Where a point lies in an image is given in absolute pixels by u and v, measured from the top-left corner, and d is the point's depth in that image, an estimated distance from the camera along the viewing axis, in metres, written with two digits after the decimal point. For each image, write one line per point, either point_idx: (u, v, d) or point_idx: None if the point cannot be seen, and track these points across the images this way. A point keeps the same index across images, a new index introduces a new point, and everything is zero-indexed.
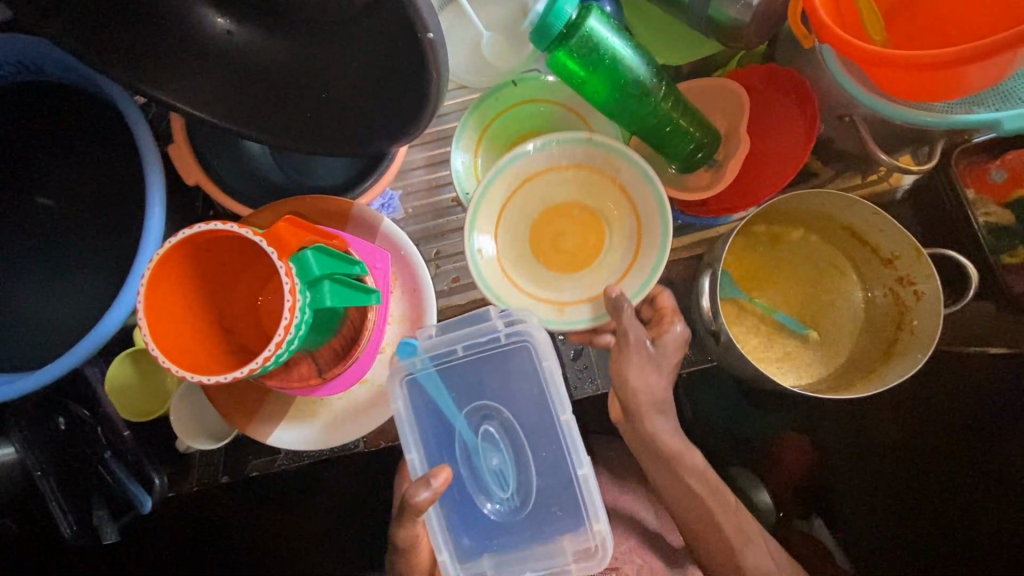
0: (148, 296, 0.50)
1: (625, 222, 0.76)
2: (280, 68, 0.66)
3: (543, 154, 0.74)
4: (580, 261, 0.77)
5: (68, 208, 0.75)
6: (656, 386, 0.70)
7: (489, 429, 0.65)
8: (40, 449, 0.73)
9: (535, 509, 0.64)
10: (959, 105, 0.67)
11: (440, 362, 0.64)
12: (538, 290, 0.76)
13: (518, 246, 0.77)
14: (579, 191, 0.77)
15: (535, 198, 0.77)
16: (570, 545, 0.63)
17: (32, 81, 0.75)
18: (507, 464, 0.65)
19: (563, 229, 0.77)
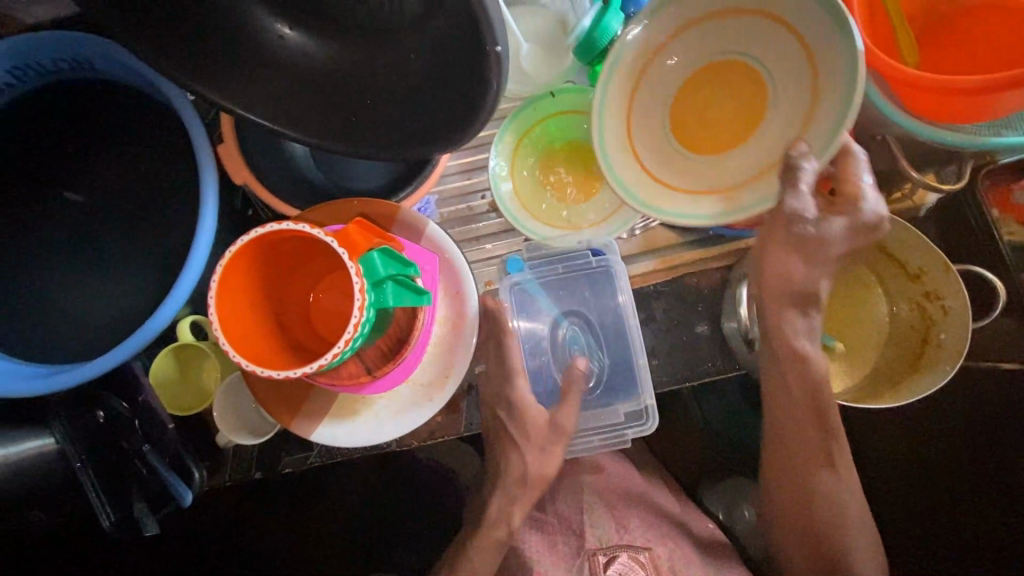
0: (219, 291, 0.52)
1: (790, 72, 0.69)
2: (333, 74, 0.67)
3: (663, 21, 0.71)
4: (744, 131, 0.72)
5: (117, 204, 0.76)
6: (808, 277, 0.72)
7: (575, 327, 0.85)
8: (80, 441, 0.74)
9: (603, 390, 0.82)
10: (988, 127, 0.69)
11: (540, 274, 0.84)
12: (711, 183, 0.73)
13: (664, 138, 0.75)
14: (719, 48, 0.72)
15: (670, 76, 0.74)
16: (624, 410, 0.80)
17: (84, 78, 0.76)
18: (585, 354, 0.84)
19: (712, 101, 0.74)
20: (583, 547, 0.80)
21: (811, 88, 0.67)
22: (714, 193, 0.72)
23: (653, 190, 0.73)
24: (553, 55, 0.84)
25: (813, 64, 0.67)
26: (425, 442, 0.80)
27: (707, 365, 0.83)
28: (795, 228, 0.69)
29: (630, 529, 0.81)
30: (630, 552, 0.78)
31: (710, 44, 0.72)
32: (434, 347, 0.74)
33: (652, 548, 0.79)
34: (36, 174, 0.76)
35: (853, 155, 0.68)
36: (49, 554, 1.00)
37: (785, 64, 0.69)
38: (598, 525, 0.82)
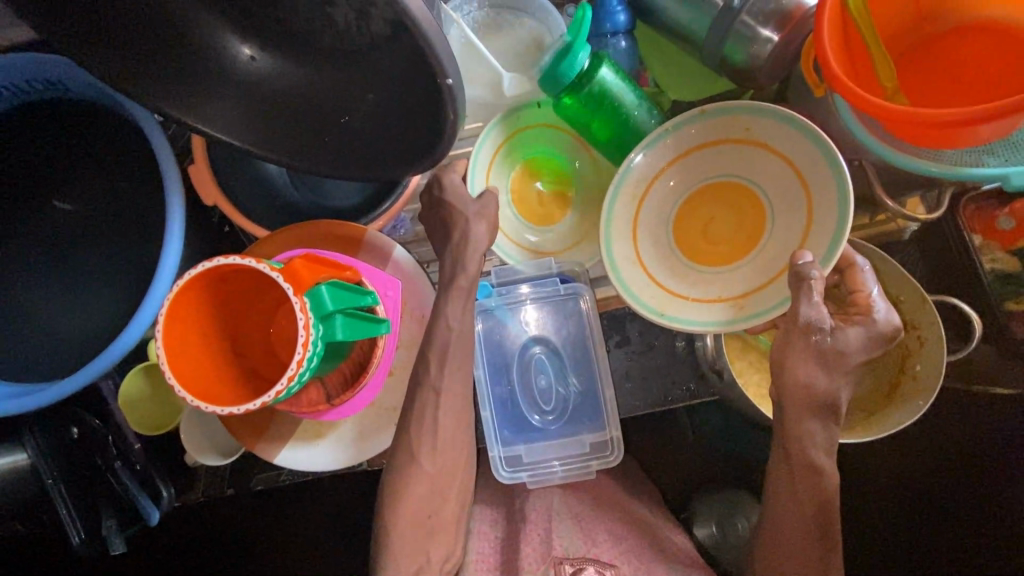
0: (167, 324, 0.52)
1: (783, 191, 0.72)
2: (297, 98, 0.66)
3: (662, 148, 0.74)
4: (744, 246, 0.74)
5: (90, 223, 0.77)
6: (832, 388, 0.63)
7: (540, 357, 0.84)
8: (54, 457, 0.75)
9: (568, 420, 0.82)
10: (969, 154, 0.67)
11: (508, 301, 0.84)
12: (718, 293, 0.74)
13: (670, 252, 0.76)
14: (715, 170, 0.75)
15: (670, 197, 0.77)
16: (590, 440, 0.80)
17: (59, 97, 0.77)
18: (552, 383, 0.83)
19: (713, 217, 0.76)
20: (549, 553, 0.72)
21: (806, 203, 0.69)
22: (723, 301, 0.73)
23: (664, 300, 0.74)
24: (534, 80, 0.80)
25: (804, 182, 0.70)
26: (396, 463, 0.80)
27: (683, 389, 0.82)
28: (813, 337, 0.62)
29: (598, 543, 0.75)
30: (596, 567, 0.69)
31: (705, 168, 0.75)
32: (401, 370, 0.74)
33: (618, 565, 0.72)
34: (13, 191, 0.77)
35: (857, 267, 0.68)
36: (34, 560, 1.02)
37: (778, 184, 0.72)
38: (565, 538, 0.74)
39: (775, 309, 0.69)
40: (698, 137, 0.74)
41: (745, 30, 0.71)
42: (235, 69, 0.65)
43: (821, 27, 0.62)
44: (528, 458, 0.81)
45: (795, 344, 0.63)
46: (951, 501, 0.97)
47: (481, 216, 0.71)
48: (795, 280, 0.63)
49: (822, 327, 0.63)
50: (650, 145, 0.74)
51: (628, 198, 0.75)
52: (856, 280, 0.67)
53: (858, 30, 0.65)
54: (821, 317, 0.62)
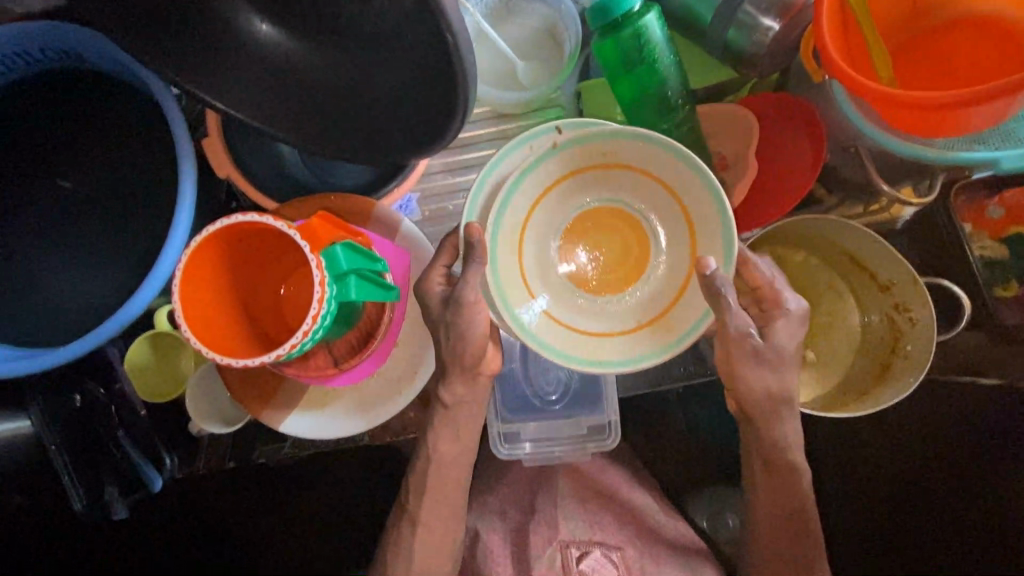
0: (183, 279, 0.53)
1: (657, 206, 0.68)
2: (311, 73, 0.67)
3: (526, 182, 0.67)
4: (637, 273, 0.70)
5: (102, 193, 0.78)
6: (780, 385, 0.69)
7: None
8: (58, 424, 0.75)
9: (568, 402, 0.82)
10: (960, 142, 0.70)
11: None
12: (635, 320, 0.68)
13: (563, 289, 0.70)
14: (585, 199, 0.69)
15: (545, 233, 0.70)
16: (588, 423, 0.81)
17: (76, 68, 0.78)
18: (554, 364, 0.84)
19: (597, 246, 0.70)
20: (556, 536, 0.80)
21: (685, 216, 0.67)
22: (645, 330, 0.68)
23: (590, 349, 0.67)
24: (548, 71, 0.85)
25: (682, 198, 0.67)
26: (398, 436, 0.81)
27: (680, 369, 0.84)
28: (752, 346, 0.66)
29: (602, 527, 0.82)
30: (601, 549, 0.80)
31: (574, 199, 0.69)
32: (407, 341, 0.75)
33: (624, 547, 0.81)
34: (26, 160, 0.77)
35: (752, 264, 0.68)
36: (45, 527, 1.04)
37: (657, 203, 0.68)
38: (572, 519, 0.82)
39: (701, 322, 0.66)
40: (557, 168, 0.68)
41: (748, 18, 0.74)
42: (253, 44, 0.66)
43: (819, 16, 0.65)
44: (528, 436, 0.82)
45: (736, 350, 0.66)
46: (939, 492, 1.00)
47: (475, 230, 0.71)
48: (705, 288, 0.61)
49: (756, 333, 0.66)
50: (509, 193, 0.66)
51: (510, 234, 0.67)
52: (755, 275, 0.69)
53: (858, 18, 0.67)
54: (753, 326, 0.65)
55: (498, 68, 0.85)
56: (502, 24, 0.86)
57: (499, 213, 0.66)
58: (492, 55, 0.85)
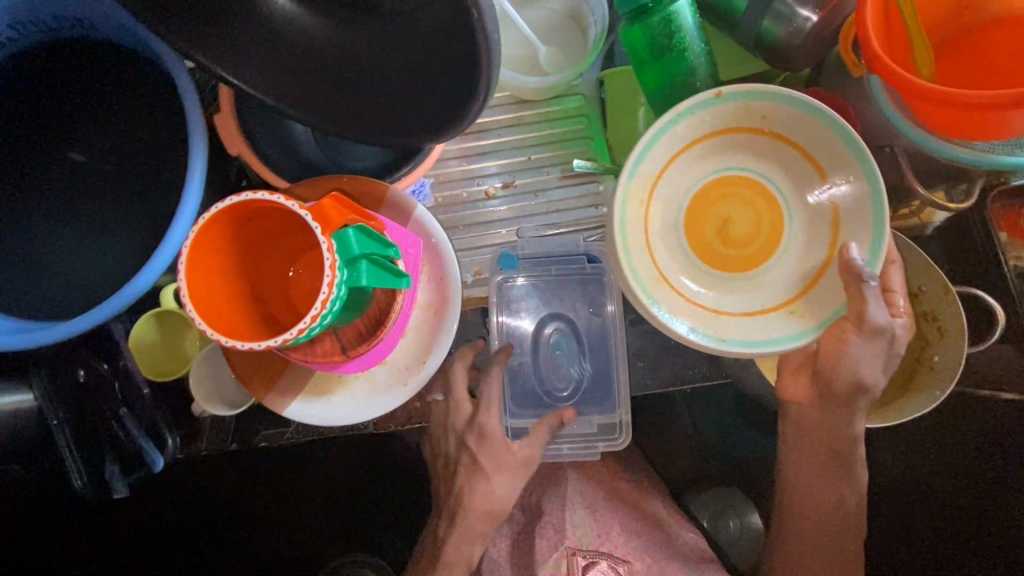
0: (189, 256, 0.52)
1: (802, 182, 0.69)
2: (328, 49, 0.64)
3: (665, 141, 0.67)
4: (768, 248, 0.69)
5: (111, 166, 0.76)
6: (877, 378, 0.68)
7: (556, 334, 0.84)
8: (60, 399, 0.75)
9: (580, 399, 0.81)
10: (1001, 145, 0.67)
11: (530, 274, 0.83)
12: (761, 302, 0.68)
13: (688, 258, 0.70)
14: (724, 164, 0.70)
15: (676, 190, 0.70)
16: (598, 422, 0.80)
17: (87, 37, 0.76)
18: (564, 360, 0.83)
19: (729, 215, 0.70)
20: (563, 541, 0.76)
21: (832, 198, 0.68)
22: (772, 313, 0.68)
23: (712, 323, 0.67)
24: (571, 58, 0.82)
25: (828, 176, 0.68)
26: (404, 426, 0.80)
27: (695, 371, 0.80)
28: (881, 338, 0.65)
29: (611, 536, 0.79)
30: (608, 562, 0.75)
31: (713, 163, 0.70)
32: (415, 331, 0.73)
33: (631, 561, 0.76)
34: (33, 130, 0.76)
35: (893, 264, 0.68)
36: (47, 498, 1.04)
37: (807, 181, 0.69)
38: (580, 525, 0.78)
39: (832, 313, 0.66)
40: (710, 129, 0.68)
41: (784, 9, 0.70)
42: (270, 19, 0.64)
43: (863, 4, 0.61)
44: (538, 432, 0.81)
45: (853, 340, 0.65)
46: (951, 504, 0.99)
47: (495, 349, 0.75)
48: (847, 273, 0.64)
49: (887, 330, 0.65)
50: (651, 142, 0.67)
51: (642, 192, 0.68)
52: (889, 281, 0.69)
53: (901, 11, 0.64)
54: (889, 322, 0.65)
55: (519, 53, 0.83)
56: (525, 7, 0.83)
57: (636, 163, 0.67)
58: (513, 40, 0.83)
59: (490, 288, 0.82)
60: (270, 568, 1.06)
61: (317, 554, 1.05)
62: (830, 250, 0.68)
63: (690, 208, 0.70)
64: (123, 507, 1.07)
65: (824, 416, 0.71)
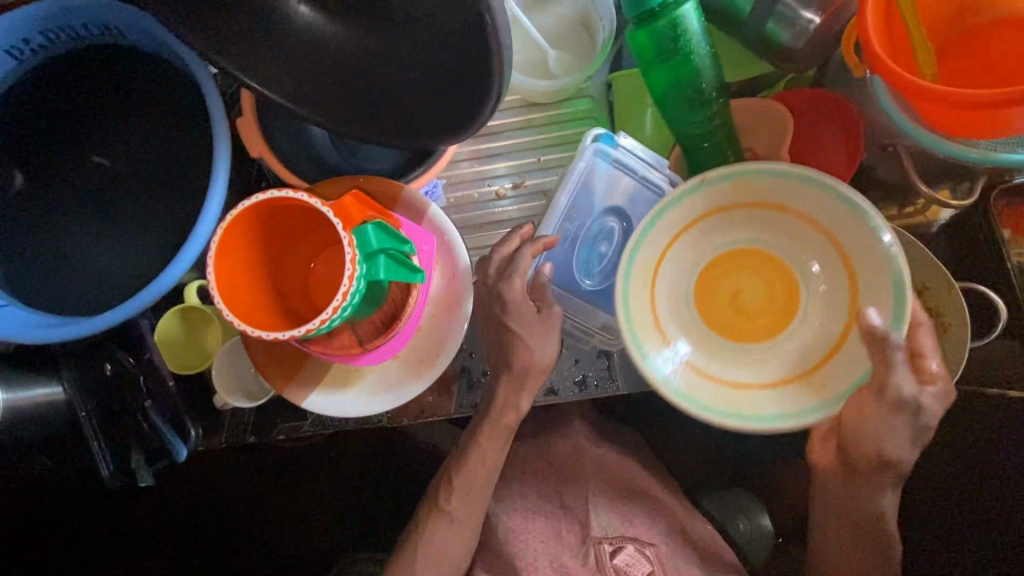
0: (217, 251, 0.54)
1: (807, 249, 0.72)
2: (345, 54, 0.67)
3: (662, 227, 0.71)
4: (781, 319, 0.73)
5: (140, 168, 0.79)
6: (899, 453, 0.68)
7: (614, 227, 0.80)
8: (88, 391, 0.79)
9: (606, 291, 0.80)
10: (1004, 143, 0.68)
11: (621, 164, 0.79)
12: (781, 372, 0.71)
13: (704, 332, 0.74)
14: (725, 242, 0.74)
15: (680, 274, 0.74)
16: (607, 320, 0.80)
17: (116, 47, 0.79)
18: (610, 253, 0.80)
19: (740, 288, 0.74)
20: (588, 533, 0.79)
21: (838, 263, 0.71)
22: (794, 382, 0.70)
23: (740, 399, 0.70)
24: (580, 61, 0.84)
25: (835, 243, 0.70)
26: (415, 420, 0.80)
27: None
28: (902, 413, 0.65)
29: (635, 523, 0.81)
30: (636, 545, 0.78)
31: (715, 241, 0.74)
32: (428, 325, 0.75)
33: (657, 544, 0.80)
34: (64, 136, 0.79)
35: (922, 326, 0.66)
36: (73, 492, 1.08)
37: (809, 251, 0.72)
38: (602, 515, 0.80)
39: (855, 380, 0.68)
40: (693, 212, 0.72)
41: (787, 12, 0.72)
42: (291, 27, 0.66)
43: (863, 6, 0.63)
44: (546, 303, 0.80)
45: (874, 412, 0.66)
46: (961, 502, 0.99)
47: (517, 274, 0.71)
48: (874, 343, 0.63)
49: (911, 401, 0.65)
50: (647, 232, 0.71)
51: (646, 275, 0.72)
52: (920, 346, 0.67)
53: (902, 13, 0.66)
54: (914, 393, 0.65)
55: (529, 57, 0.85)
56: (534, 12, 0.86)
57: (636, 252, 0.71)
58: (523, 44, 0.85)
59: (580, 154, 0.77)
60: (287, 560, 1.08)
61: (333, 547, 1.08)
62: (848, 315, 0.70)
63: (700, 286, 0.74)
64: (145, 500, 1.10)
65: (848, 490, 0.72)
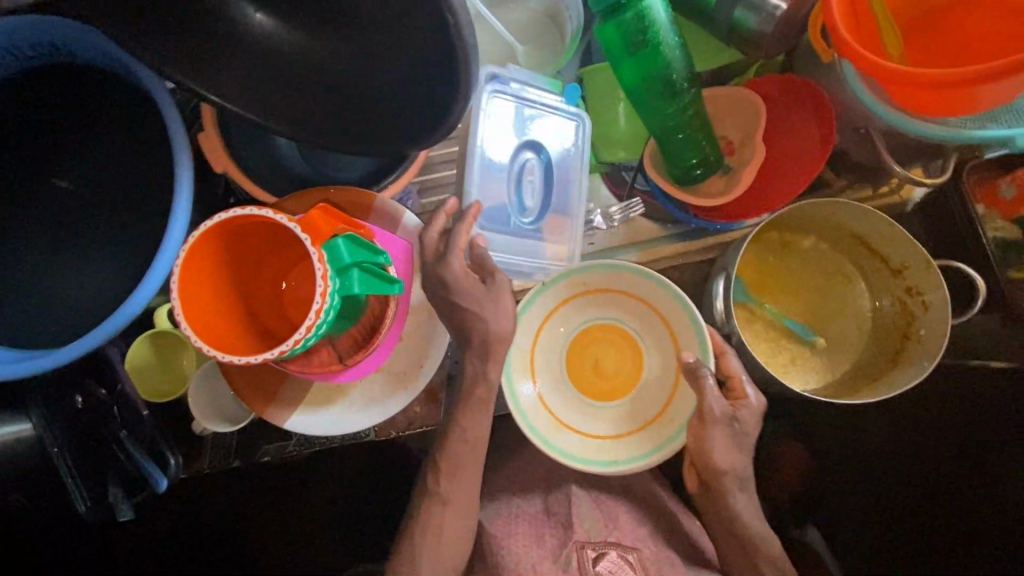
0: (181, 275, 0.52)
1: (641, 314, 0.81)
2: (306, 63, 0.64)
3: (525, 324, 0.78)
4: (634, 378, 0.81)
5: (100, 191, 0.76)
6: (744, 463, 0.72)
7: (529, 163, 0.78)
8: (58, 426, 0.74)
9: (541, 226, 0.80)
10: (974, 120, 0.68)
11: (518, 98, 0.76)
12: (641, 419, 0.79)
13: (578, 398, 0.80)
14: (581, 323, 0.82)
15: (549, 356, 0.81)
16: (551, 251, 0.80)
17: (65, 64, 0.75)
18: (532, 188, 0.79)
19: (598, 359, 0.82)
20: (571, 536, 0.74)
21: (665, 322, 0.80)
22: (652, 424, 0.79)
23: (609, 450, 0.77)
24: (550, 57, 0.83)
25: (653, 308, 0.80)
26: (404, 432, 0.79)
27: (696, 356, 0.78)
28: (732, 426, 0.71)
29: (619, 527, 0.77)
30: (617, 550, 0.73)
31: (571, 325, 0.82)
32: (411, 333, 0.74)
33: (640, 549, 0.75)
34: (15, 161, 0.76)
35: (727, 354, 0.74)
36: (55, 530, 1.04)
37: (641, 317, 0.81)
38: (585, 517, 0.77)
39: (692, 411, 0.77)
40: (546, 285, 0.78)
41: None
42: (248, 37, 0.64)
43: None
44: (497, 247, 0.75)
45: (708, 435, 0.70)
46: (949, 476, 1.01)
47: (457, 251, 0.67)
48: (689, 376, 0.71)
49: (726, 417, 0.71)
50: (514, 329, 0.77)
51: (522, 359, 0.79)
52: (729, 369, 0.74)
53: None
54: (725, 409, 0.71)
55: (498, 55, 0.84)
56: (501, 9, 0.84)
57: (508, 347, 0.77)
58: (492, 42, 0.83)
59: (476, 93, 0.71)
60: None
61: (329, 565, 1.05)
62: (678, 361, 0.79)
63: (565, 361, 0.81)
64: (131, 529, 1.07)
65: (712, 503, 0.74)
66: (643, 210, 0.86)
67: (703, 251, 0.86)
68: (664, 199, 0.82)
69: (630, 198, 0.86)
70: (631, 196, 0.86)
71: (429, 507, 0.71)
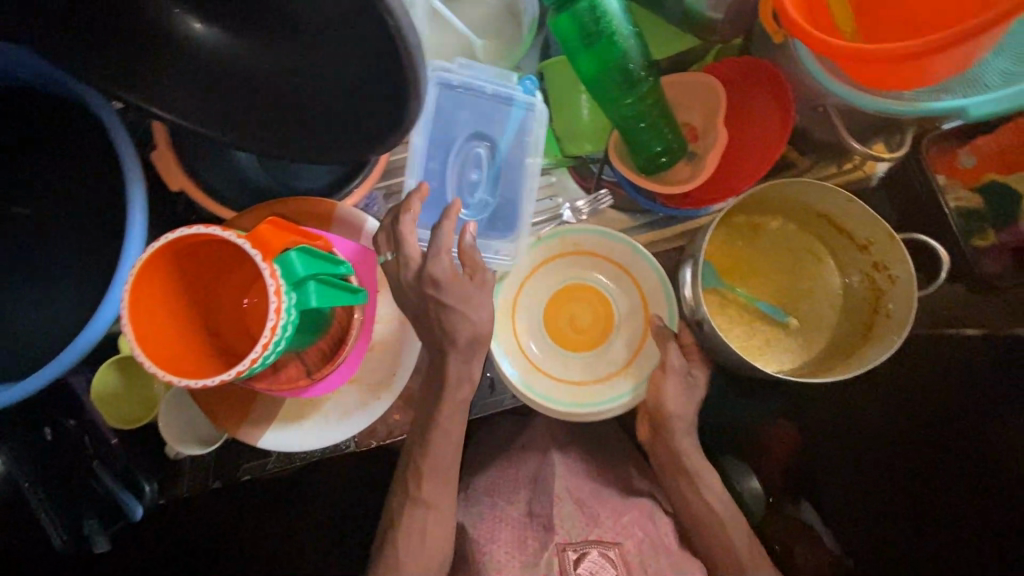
0: (129, 300, 0.50)
1: (617, 274, 0.84)
2: (247, 73, 0.62)
3: (513, 276, 0.82)
4: (608, 332, 0.84)
5: (56, 218, 0.74)
6: (690, 408, 0.80)
7: (478, 152, 0.80)
8: (26, 461, 0.74)
9: (489, 217, 0.80)
10: (927, 93, 0.67)
11: (466, 85, 0.75)
12: (610, 370, 0.83)
13: (554, 350, 0.83)
14: (563, 278, 0.85)
15: (531, 308, 0.84)
16: (499, 247, 0.79)
17: (4, 88, 0.72)
18: (481, 179, 0.80)
19: (575, 315, 0.85)
20: (552, 538, 0.73)
21: (638, 283, 0.83)
22: (619, 376, 0.82)
23: (578, 394, 0.81)
24: (508, 52, 0.82)
25: (629, 270, 0.83)
26: (385, 441, 0.78)
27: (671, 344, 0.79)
28: (685, 374, 0.79)
29: (600, 522, 0.76)
30: (598, 549, 0.72)
31: (555, 279, 0.85)
32: (383, 342, 0.73)
33: (621, 543, 0.74)
34: None
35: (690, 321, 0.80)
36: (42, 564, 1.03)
37: (619, 277, 0.84)
38: (566, 517, 0.75)
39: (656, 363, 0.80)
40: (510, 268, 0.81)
41: None
42: (189, 51, 0.62)
43: None
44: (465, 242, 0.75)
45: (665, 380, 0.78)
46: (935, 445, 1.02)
47: (440, 253, 0.64)
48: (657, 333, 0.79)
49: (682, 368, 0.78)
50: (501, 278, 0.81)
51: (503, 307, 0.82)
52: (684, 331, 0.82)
53: None
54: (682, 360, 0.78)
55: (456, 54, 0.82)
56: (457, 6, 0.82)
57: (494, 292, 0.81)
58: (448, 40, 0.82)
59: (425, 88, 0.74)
60: None
61: None
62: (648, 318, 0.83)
63: (543, 314, 0.84)
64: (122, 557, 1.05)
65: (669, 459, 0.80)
66: (612, 202, 0.86)
67: (672, 239, 0.87)
68: (631, 188, 0.81)
69: (596, 191, 0.86)
70: (598, 188, 0.86)
71: (411, 514, 0.70)
